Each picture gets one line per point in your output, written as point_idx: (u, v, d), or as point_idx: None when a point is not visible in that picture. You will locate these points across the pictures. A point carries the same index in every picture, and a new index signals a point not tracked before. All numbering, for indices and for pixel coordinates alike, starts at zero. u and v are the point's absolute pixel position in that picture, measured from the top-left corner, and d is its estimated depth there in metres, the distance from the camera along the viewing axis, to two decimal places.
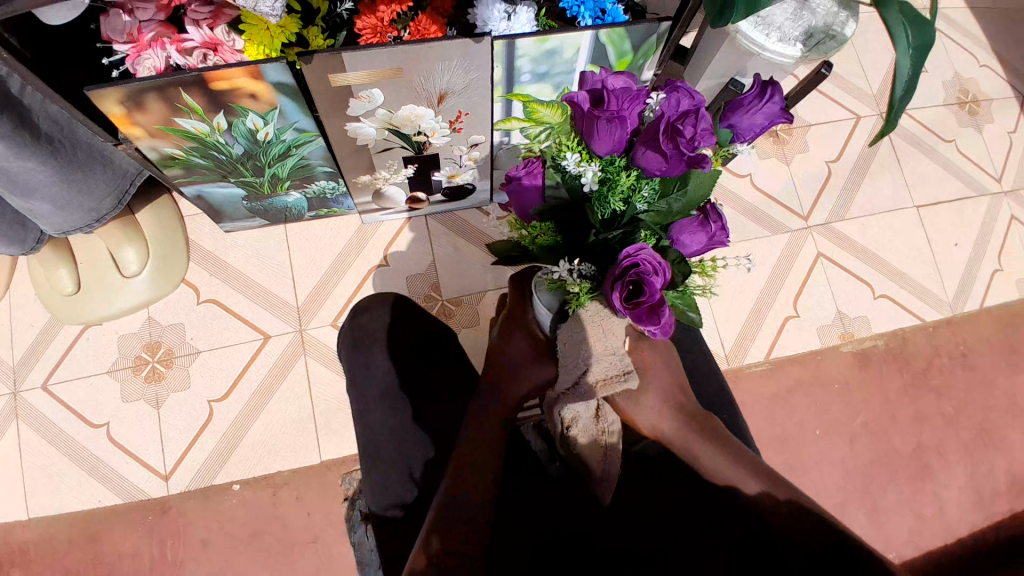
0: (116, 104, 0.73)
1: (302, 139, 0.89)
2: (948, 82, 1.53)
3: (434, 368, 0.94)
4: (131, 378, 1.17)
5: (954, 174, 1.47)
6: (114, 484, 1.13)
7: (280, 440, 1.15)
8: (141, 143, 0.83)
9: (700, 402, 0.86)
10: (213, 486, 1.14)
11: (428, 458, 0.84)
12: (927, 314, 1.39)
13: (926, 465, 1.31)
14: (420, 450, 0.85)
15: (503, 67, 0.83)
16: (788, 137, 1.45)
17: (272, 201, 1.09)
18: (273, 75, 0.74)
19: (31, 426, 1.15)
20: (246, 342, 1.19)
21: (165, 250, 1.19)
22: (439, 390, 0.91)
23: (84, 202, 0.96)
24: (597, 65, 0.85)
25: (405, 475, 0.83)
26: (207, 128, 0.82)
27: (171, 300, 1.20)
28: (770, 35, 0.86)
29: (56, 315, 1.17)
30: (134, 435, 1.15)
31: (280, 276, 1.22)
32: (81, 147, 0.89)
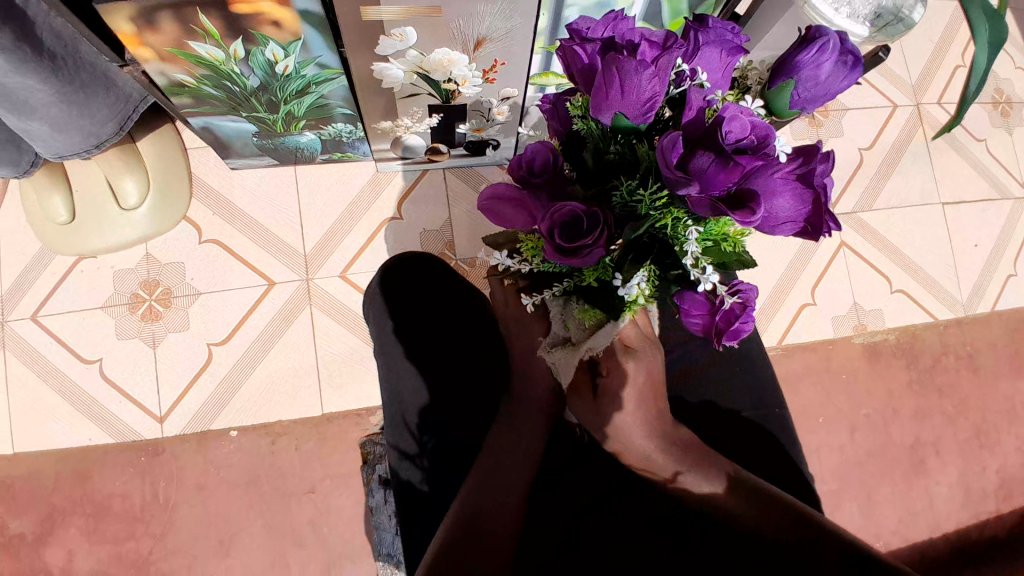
0: (127, 21, 0.67)
1: (323, 75, 0.83)
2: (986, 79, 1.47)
3: (431, 315, 0.87)
4: (127, 315, 1.12)
5: (982, 174, 1.43)
6: (108, 423, 1.10)
7: (281, 389, 1.13)
8: (149, 66, 0.76)
9: (733, 393, 0.82)
10: (209, 432, 1.11)
11: (423, 409, 0.82)
12: (939, 313, 1.37)
13: (921, 461, 1.32)
14: (416, 399, 0.82)
15: (549, 16, 0.76)
16: (823, 119, 1.39)
17: (284, 140, 1.02)
18: (300, 3, 0.67)
19: (21, 357, 1.11)
20: (248, 287, 1.14)
21: (166, 184, 1.13)
22: (439, 338, 0.86)
23: (84, 126, 0.90)
24: (650, 23, 0.79)
25: (399, 425, 0.82)
26: (222, 56, 0.75)
27: (170, 237, 1.14)
28: (840, 9, 0.79)
29: (49, 244, 1.11)
30: (129, 374, 1.12)
31: (288, 221, 1.16)
32: (84, 66, 0.82)
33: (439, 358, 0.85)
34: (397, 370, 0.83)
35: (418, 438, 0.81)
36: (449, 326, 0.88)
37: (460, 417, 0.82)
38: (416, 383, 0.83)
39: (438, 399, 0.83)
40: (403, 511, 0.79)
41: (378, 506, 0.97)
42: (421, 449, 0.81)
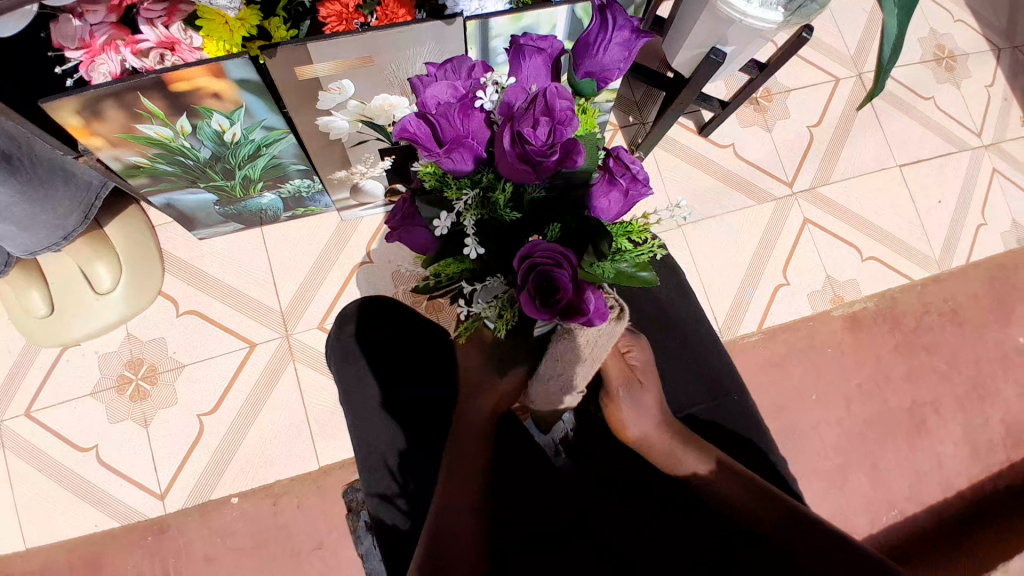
0: (72, 114, 0.69)
1: (272, 137, 0.85)
2: (925, 38, 1.52)
3: (401, 355, 0.88)
4: (116, 398, 1.13)
5: (934, 130, 1.47)
6: (109, 507, 1.10)
7: (276, 449, 1.13)
8: (102, 153, 0.79)
9: (702, 388, 0.83)
10: (211, 501, 1.11)
11: (401, 449, 0.83)
12: (914, 273, 1.39)
13: (922, 423, 1.32)
14: (392, 442, 0.83)
15: (478, 49, 0.79)
16: (769, 104, 1.42)
17: (247, 204, 1.05)
18: (236, 73, 0.70)
19: (15, 453, 1.11)
20: (231, 352, 1.15)
21: (138, 263, 1.14)
22: (412, 377, 0.87)
23: (48, 221, 0.92)
24: (576, 40, 0.82)
25: (379, 469, 0.82)
26: (170, 133, 0.78)
27: (149, 314, 1.16)
28: (751, 1, 0.84)
29: (30, 338, 1.12)
30: (124, 455, 1.12)
31: (262, 282, 1.18)
32: (41, 162, 0.85)
33: (411, 398, 0.85)
34: (369, 416, 0.84)
35: (399, 479, 0.81)
36: (421, 364, 0.88)
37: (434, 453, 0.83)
38: (387, 426, 0.84)
39: (414, 438, 0.83)
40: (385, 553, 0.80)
41: (368, 552, 0.89)
42: (402, 489, 0.81)
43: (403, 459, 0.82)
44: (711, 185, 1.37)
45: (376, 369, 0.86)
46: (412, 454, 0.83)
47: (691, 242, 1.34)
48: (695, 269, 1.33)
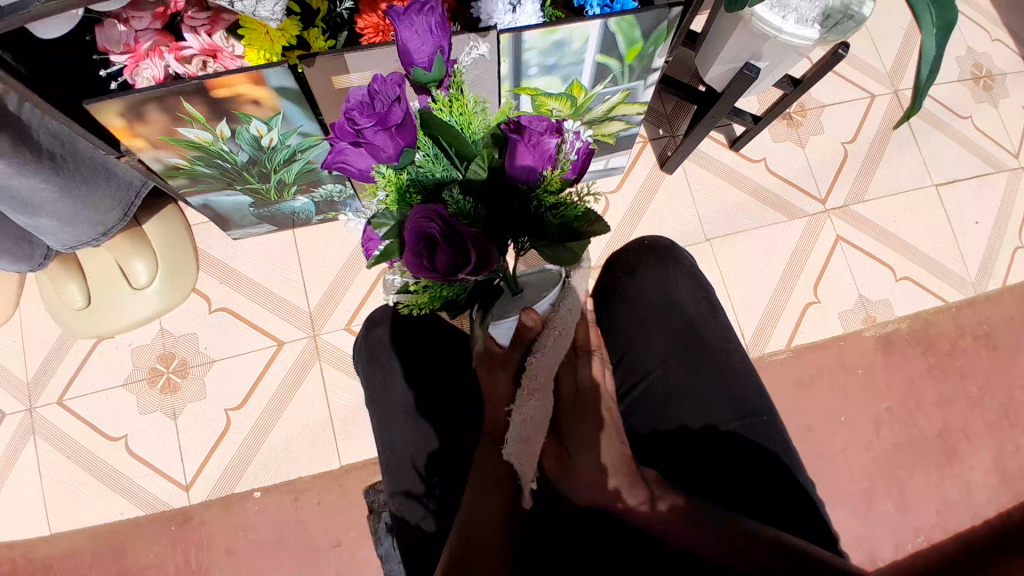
0: (117, 116, 0.72)
1: (307, 143, 0.88)
2: (963, 56, 1.48)
3: (433, 355, 0.88)
4: (147, 390, 1.16)
5: (973, 150, 1.43)
6: (137, 495, 1.13)
7: (298, 446, 1.15)
8: (144, 154, 0.81)
9: (724, 406, 0.82)
10: (233, 495, 1.13)
11: (431, 450, 0.83)
12: (949, 295, 1.35)
13: (952, 449, 1.28)
14: (423, 444, 0.84)
15: (510, 61, 0.80)
16: (802, 119, 1.40)
17: (280, 207, 1.07)
18: (275, 80, 0.72)
19: (51, 440, 1.15)
20: (260, 349, 1.18)
21: (174, 260, 1.18)
22: (442, 378, 0.87)
23: (90, 217, 0.96)
24: (608, 54, 0.82)
25: (407, 467, 0.83)
26: (210, 137, 0.80)
27: (182, 310, 1.19)
28: (787, 17, 0.83)
29: (69, 329, 1.16)
30: (152, 445, 1.15)
31: (292, 282, 1.21)
32: (84, 161, 0.88)
33: (440, 406, 0.85)
34: (398, 414, 0.85)
35: (426, 480, 0.82)
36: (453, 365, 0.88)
37: (461, 456, 0.83)
38: (417, 426, 0.85)
39: (443, 440, 0.84)
40: (405, 553, 0.80)
41: (387, 553, 0.87)
42: (428, 490, 0.81)
43: (431, 459, 0.83)
44: (741, 199, 1.35)
45: (407, 370, 0.87)
46: (441, 457, 0.83)
47: (719, 256, 1.33)
48: (722, 285, 1.32)
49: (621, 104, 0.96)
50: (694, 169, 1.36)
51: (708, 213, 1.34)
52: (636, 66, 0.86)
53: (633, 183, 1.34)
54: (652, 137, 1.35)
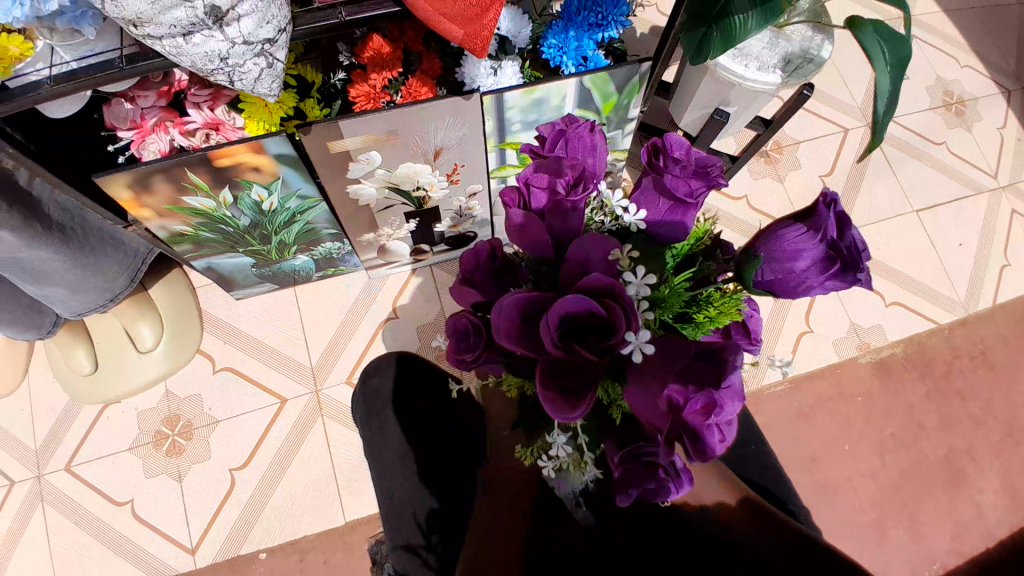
0: (125, 188, 0.77)
1: (305, 205, 0.92)
2: (932, 85, 1.55)
3: (434, 409, 0.90)
4: (153, 453, 1.17)
5: (949, 175, 1.48)
6: (142, 561, 1.12)
7: (303, 504, 1.15)
8: (150, 223, 0.86)
9: None
10: (239, 557, 1.12)
11: (432, 506, 0.84)
12: (940, 317, 1.37)
13: (958, 471, 1.28)
14: (424, 498, 0.85)
15: (494, 119, 0.85)
16: (779, 156, 1.46)
17: (281, 266, 1.11)
18: (274, 148, 0.76)
19: (56, 508, 1.15)
20: (263, 407, 1.19)
21: (179, 323, 1.21)
22: (444, 434, 0.89)
23: (98, 285, 0.99)
24: (585, 108, 0.87)
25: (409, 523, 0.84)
26: (213, 204, 0.85)
27: (186, 371, 1.21)
28: (750, 65, 0.90)
29: (75, 396, 1.18)
30: (157, 509, 1.15)
31: (294, 339, 1.23)
32: (93, 231, 0.93)
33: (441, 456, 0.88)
34: (399, 471, 0.87)
35: (426, 535, 0.83)
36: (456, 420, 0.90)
37: (461, 510, 0.84)
38: (417, 482, 0.86)
39: (443, 497, 0.85)
40: None
41: None
42: (428, 544, 0.82)
43: (432, 514, 0.84)
44: (726, 235, 1.39)
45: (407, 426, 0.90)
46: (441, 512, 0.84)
47: None
48: None
49: None
50: None
51: None
52: (613, 117, 0.91)
53: None
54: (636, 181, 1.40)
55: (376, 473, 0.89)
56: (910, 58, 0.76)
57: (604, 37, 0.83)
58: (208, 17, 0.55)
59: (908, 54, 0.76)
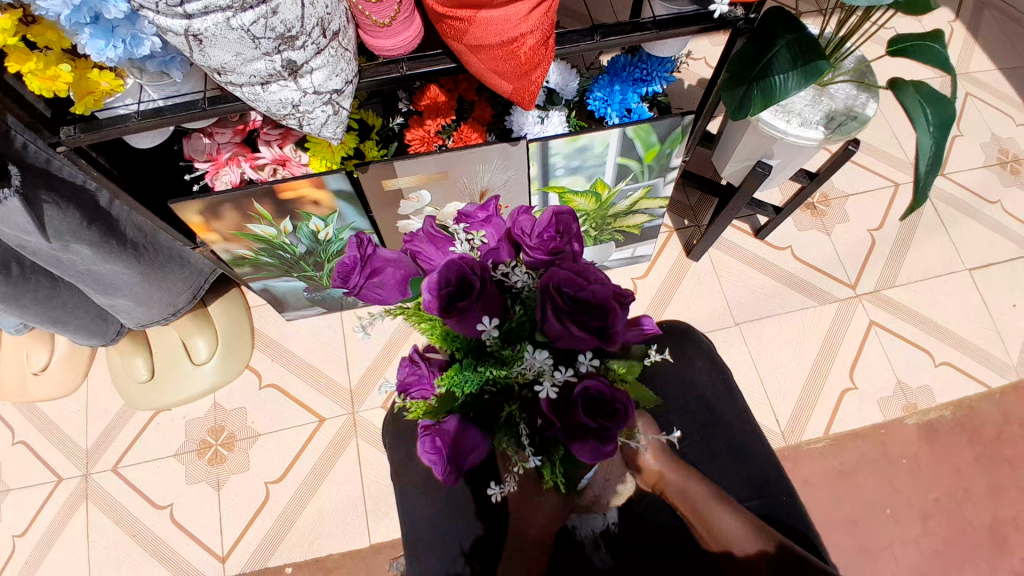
0: (196, 214, 0.84)
1: (358, 237, 0.98)
2: (986, 143, 1.52)
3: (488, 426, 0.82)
4: (196, 460, 1.23)
5: (1004, 234, 1.43)
6: (173, 566, 1.17)
7: (332, 522, 1.18)
8: (216, 246, 0.93)
9: (746, 487, 0.82)
10: (266, 569, 1.15)
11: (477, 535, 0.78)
12: (991, 380, 1.32)
13: (1008, 544, 1.21)
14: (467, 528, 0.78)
15: (538, 165, 0.89)
16: (826, 208, 1.45)
17: (331, 292, 1.17)
18: (334, 184, 0.83)
19: (100, 507, 1.21)
20: (302, 424, 1.24)
21: (232, 340, 1.29)
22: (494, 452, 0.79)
23: (162, 298, 1.07)
24: (627, 156, 0.90)
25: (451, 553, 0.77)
26: (274, 232, 0.91)
27: (234, 385, 1.28)
28: (792, 121, 0.91)
29: (131, 400, 1.26)
30: (195, 516, 1.20)
31: (337, 361, 1.29)
32: (162, 249, 1.00)
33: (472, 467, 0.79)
34: (431, 492, 0.81)
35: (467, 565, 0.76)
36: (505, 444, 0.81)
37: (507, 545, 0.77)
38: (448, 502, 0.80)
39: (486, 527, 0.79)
40: None
41: None
42: None
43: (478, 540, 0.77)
44: (768, 283, 1.39)
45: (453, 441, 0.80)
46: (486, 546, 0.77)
47: (748, 340, 1.34)
48: (754, 370, 1.32)
49: (643, 199, 1.04)
50: (720, 256, 1.41)
51: (736, 297, 1.37)
52: (654, 166, 0.94)
53: (660, 269, 1.39)
54: (677, 226, 1.42)
55: (403, 489, 0.83)
56: (953, 121, 0.76)
57: (648, 91, 0.86)
58: (284, 70, 0.59)
59: (952, 116, 0.76)
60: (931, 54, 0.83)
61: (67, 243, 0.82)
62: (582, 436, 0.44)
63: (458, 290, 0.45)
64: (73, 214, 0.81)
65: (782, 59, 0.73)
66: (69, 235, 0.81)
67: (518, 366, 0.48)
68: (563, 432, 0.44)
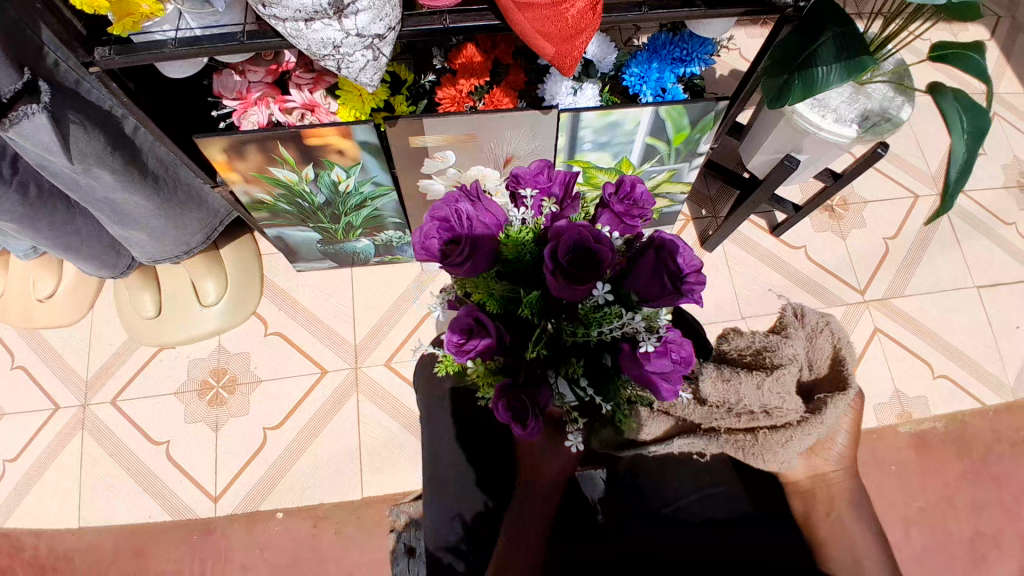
0: (220, 151, 0.83)
1: (378, 192, 0.98)
2: (1011, 163, 1.51)
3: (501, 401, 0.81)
4: (196, 401, 1.24)
5: (1018, 255, 1.43)
6: (166, 500, 1.19)
7: (325, 473, 1.20)
8: (236, 187, 0.92)
9: None
10: (257, 512, 1.18)
11: None
12: (989, 399, 1.32)
13: (986, 558, 1.23)
14: None
15: (566, 136, 0.88)
16: (843, 212, 1.45)
17: (344, 246, 1.17)
18: (361, 135, 0.82)
19: (97, 437, 1.23)
20: (304, 375, 1.25)
21: (240, 286, 1.29)
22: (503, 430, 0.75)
23: (176, 236, 1.07)
24: (656, 137, 0.90)
25: None
26: (296, 178, 0.91)
27: (239, 329, 1.28)
28: (826, 116, 0.90)
29: (136, 335, 1.27)
30: (190, 455, 1.21)
31: (343, 315, 1.30)
32: (181, 186, 1.00)
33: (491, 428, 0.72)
34: None
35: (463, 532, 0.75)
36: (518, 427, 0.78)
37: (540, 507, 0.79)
38: None
39: None
40: None
41: None
42: None
43: None
44: (778, 281, 1.39)
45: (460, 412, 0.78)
46: None
47: (753, 335, 1.35)
48: None
49: (666, 182, 1.03)
50: (734, 250, 1.41)
51: (745, 292, 1.38)
52: (682, 150, 0.93)
53: None
54: (695, 216, 1.42)
55: None
56: (988, 130, 0.75)
57: (685, 72, 0.85)
58: (329, 7, 0.59)
59: (988, 126, 0.76)
60: (973, 63, 0.81)
61: (90, 168, 0.81)
62: (657, 381, 0.49)
63: (577, 255, 0.46)
64: (98, 139, 0.80)
65: (829, 49, 0.72)
66: (92, 159, 0.80)
67: (607, 325, 0.50)
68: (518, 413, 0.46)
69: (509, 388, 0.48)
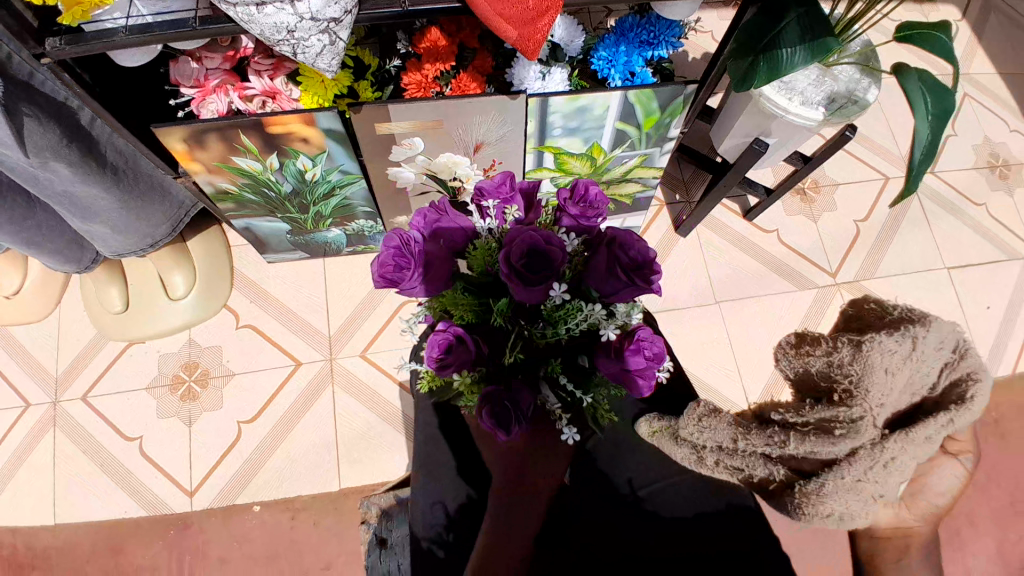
0: (179, 141, 0.81)
1: (346, 180, 0.97)
2: (978, 145, 1.53)
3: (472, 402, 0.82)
4: (168, 395, 1.22)
5: (985, 235, 1.46)
6: (140, 496, 1.17)
7: (303, 466, 1.19)
8: (199, 177, 0.90)
9: None
10: (234, 506, 1.17)
11: None
12: None
13: (953, 531, 1.27)
14: None
15: (535, 121, 0.88)
16: (815, 195, 1.46)
17: (314, 236, 1.16)
18: (325, 123, 0.80)
19: (68, 435, 1.20)
20: (278, 367, 1.24)
21: (210, 278, 1.27)
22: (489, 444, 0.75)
23: (141, 229, 1.04)
24: (625, 122, 0.89)
25: None
26: (260, 167, 0.89)
27: (211, 322, 1.26)
28: (793, 99, 0.90)
29: (105, 330, 1.24)
30: (164, 450, 1.20)
31: (316, 306, 1.28)
32: (143, 176, 0.97)
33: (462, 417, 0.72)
34: None
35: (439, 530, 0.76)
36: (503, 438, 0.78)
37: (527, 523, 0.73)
38: None
39: None
40: None
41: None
42: None
43: None
44: (752, 265, 1.40)
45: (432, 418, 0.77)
46: None
47: (727, 318, 1.36)
48: (729, 346, 1.34)
49: (638, 167, 1.03)
50: (708, 234, 1.41)
51: (719, 276, 1.39)
52: (652, 135, 0.93)
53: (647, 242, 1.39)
54: (669, 201, 1.42)
55: None
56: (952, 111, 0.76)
57: (653, 55, 0.85)
58: None
59: (951, 107, 0.76)
60: (938, 43, 0.82)
61: (45, 160, 0.79)
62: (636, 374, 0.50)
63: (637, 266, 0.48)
64: (53, 130, 0.78)
65: (793, 31, 0.71)
66: (48, 151, 0.78)
67: (571, 320, 0.51)
68: (496, 418, 0.46)
69: (490, 395, 0.47)
